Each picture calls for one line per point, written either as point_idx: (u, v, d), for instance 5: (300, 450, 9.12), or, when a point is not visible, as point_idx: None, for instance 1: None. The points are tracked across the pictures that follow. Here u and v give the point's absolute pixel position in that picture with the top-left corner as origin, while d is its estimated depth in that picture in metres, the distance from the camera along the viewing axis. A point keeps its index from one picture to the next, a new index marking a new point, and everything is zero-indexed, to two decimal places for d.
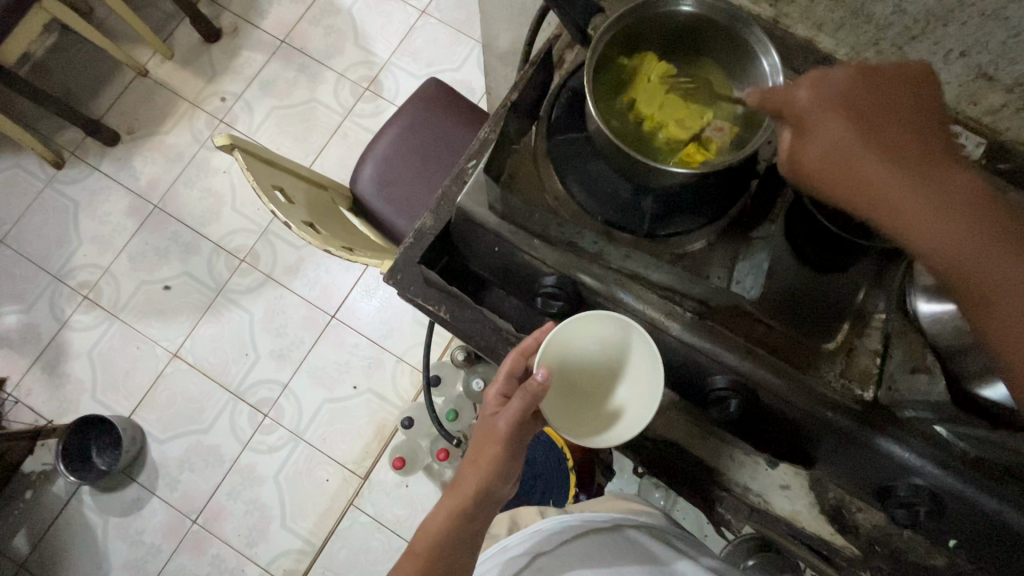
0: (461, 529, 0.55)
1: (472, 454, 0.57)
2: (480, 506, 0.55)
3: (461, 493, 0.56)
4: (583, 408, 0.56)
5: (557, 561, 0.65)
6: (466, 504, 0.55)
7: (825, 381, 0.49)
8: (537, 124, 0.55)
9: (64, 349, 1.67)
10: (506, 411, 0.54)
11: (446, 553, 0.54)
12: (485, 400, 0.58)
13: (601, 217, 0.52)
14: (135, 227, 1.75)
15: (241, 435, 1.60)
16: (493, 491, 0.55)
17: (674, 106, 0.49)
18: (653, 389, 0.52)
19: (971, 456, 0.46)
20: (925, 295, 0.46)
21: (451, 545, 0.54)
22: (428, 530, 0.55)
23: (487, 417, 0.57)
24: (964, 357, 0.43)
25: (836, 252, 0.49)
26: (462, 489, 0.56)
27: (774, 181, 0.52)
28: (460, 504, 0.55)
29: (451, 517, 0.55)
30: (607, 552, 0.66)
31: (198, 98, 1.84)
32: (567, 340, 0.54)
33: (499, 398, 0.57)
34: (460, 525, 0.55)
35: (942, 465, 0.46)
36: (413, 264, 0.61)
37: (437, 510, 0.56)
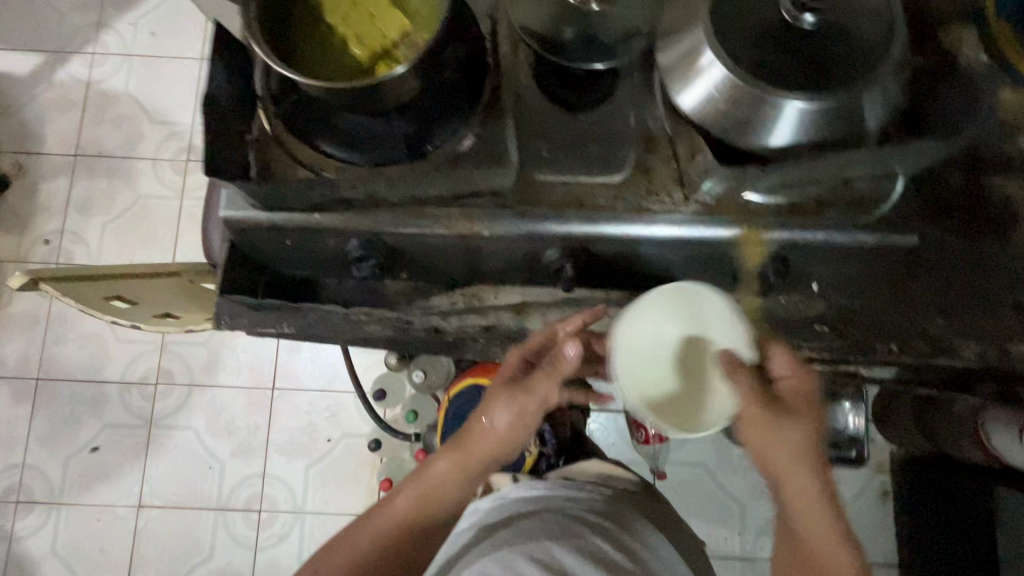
0: (431, 514, 0.57)
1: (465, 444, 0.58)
2: (457, 492, 0.58)
3: (439, 479, 0.57)
4: (688, 384, 0.55)
5: (514, 530, 0.62)
6: (445, 490, 0.57)
7: (639, 205, 0.51)
8: (259, 104, 0.50)
9: (25, 561, 1.55)
10: (532, 381, 0.55)
11: (416, 537, 0.56)
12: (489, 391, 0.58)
13: (367, 162, 0.48)
14: (29, 410, 1.61)
15: (247, 541, 1.54)
16: (498, 460, 0.58)
17: (363, 28, 0.47)
18: (726, 323, 0.53)
19: (810, 202, 0.51)
20: (679, 91, 0.48)
21: (420, 529, 0.57)
22: (396, 507, 0.57)
23: (487, 411, 0.56)
24: (740, 129, 0.47)
25: (585, 88, 0.52)
26: (440, 473, 0.57)
27: (503, 52, 0.53)
28: (439, 488, 0.57)
29: (424, 502, 0.57)
30: (544, 527, 0.62)
31: (21, 253, 1.67)
32: (635, 333, 0.54)
33: (504, 394, 0.56)
34: (432, 509, 0.57)
35: (795, 226, 0.51)
36: (222, 296, 0.54)
37: (410, 492, 0.57)
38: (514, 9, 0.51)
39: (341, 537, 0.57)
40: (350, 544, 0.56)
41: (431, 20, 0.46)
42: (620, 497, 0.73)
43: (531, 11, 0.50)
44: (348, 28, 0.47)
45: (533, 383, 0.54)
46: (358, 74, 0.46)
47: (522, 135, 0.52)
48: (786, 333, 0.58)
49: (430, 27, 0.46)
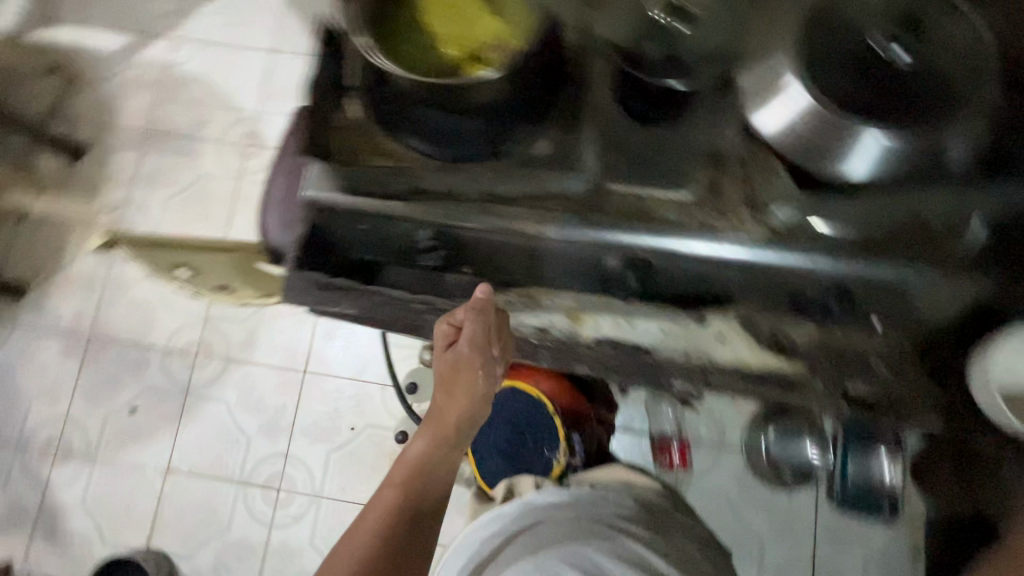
0: (415, 495, 0.58)
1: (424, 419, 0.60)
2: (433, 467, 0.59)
3: (412, 459, 0.59)
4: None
5: (545, 538, 0.65)
6: (420, 468, 0.58)
7: (702, 222, 0.52)
8: (343, 89, 0.51)
9: (56, 510, 1.62)
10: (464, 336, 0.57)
11: (407, 521, 0.57)
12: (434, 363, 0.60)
13: (443, 156, 0.52)
14: (77, 365, 1.70)
15: (263, 518, 1.58)
16: (468, 418, 0.59)
17: (455, 28, 0.49)
18: None
19: (885, 235, 0.51)
20: (756, 112, 0.49)
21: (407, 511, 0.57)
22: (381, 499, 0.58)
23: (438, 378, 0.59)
24: (815, 157, 0.48)
25: (663, 102, 0.52)
26: (411, 455, 0.59)
27: (580, 54, 0.52)
28: (414, 470, 0.58)
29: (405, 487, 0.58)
30: (570, 531, 0.65)
31: (88, 218, 1.77)
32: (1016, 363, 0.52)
33: (447, 358, 0.58)
34: (414, 490, 0.58)
35: (866, 259, 0.51)
36: (296, 272, 0.59)
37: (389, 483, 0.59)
38: (599, 20, 0.51)
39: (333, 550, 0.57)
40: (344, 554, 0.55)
41: (521, 27, 0.49)
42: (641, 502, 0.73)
43: (619, 24, 0.50)
44: (441, 27, 0.49)
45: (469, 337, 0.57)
46: (448, 73, 0.49)
47: (595, 142, 0.52)
48: (840, 371, 0.57)
49: (520, 33, 0.49)
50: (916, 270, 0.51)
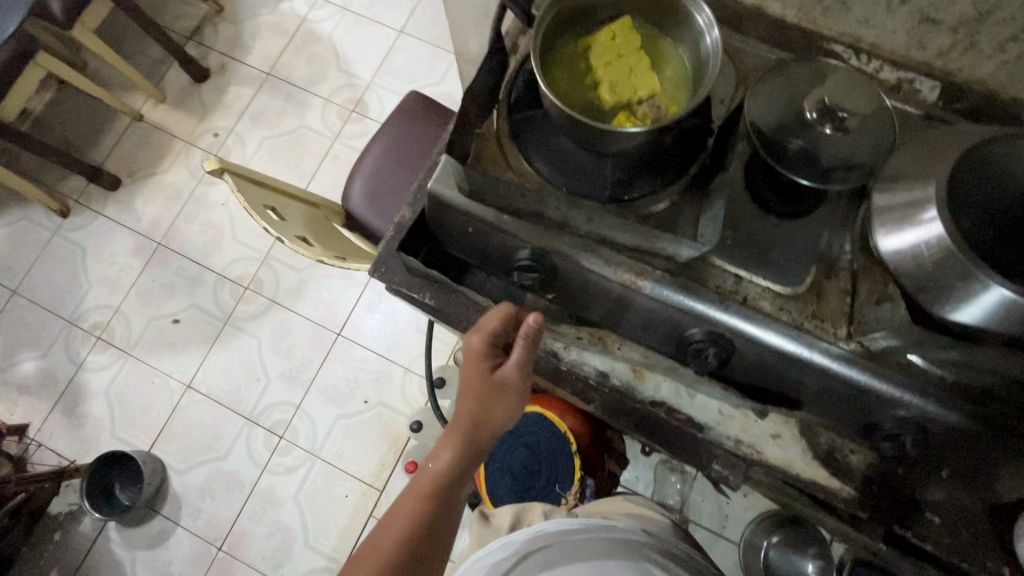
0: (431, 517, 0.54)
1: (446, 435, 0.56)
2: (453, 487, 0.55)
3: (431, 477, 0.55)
4: None
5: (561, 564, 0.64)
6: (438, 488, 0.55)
7: (799, 324, 0.51)
8: (498, 106, 0.56)
9: (81, 390, 1.72)
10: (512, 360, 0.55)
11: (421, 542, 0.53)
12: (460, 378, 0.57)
13: (564, 187, 0.54)
14: (141, 265, 1.80)
15: (259, 459, 1.62)
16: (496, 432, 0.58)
17: (617, 77, 0.51)
18: None
19: (987, 391, 0.48)
20: (883, 231, 0.48)
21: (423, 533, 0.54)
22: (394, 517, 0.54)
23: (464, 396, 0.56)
24: (928, 291, 0.46)
25: (796, 198, 0.53)
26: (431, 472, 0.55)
27: (726, 135, 0.55)
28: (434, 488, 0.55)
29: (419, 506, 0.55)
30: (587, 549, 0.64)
31: (192, 136, 1.90)
32: None
33: (482, 379, 0.56)
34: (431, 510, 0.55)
35: (971, 415, 0.47)
36: (394, 253, 0.64)
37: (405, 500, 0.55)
38: (750, 100, 0.53)
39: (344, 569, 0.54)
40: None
41: (678, 95, 0.51)
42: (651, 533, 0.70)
43: (768, 110, 0.53)
44: (604, 72, 0.51)
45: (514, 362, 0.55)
46: (600, 115, 0.51)
47: (715, 216, 0.54)
48: (890, 508, 0.55)
49: (677, 100, 0.51)
50: (1022, 439, 0.46)
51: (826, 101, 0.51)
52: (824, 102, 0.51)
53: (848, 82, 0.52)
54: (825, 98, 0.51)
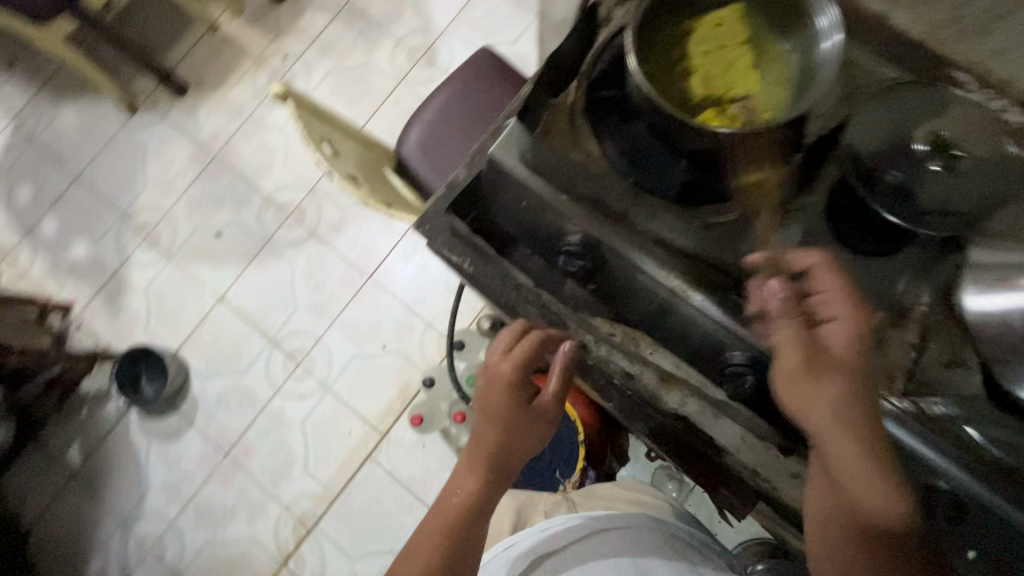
0: (460, 544, 0.55)
1: (472, 461, 0.57)
2: (483, 512, 0.56)
3: (461, 504, 0.56)
4: None
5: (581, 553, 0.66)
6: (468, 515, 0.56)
7: (854, 375, 0.48)
8: (578, 80, 0.53)
9: (124, 283, 1.80)
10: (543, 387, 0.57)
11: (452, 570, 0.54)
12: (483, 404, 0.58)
13: (631, 177, 0.51)
14: (194, 174, 1.85)
15: (274, 381, 1.68)
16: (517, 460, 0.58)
17: (713, 71, 0.48)
18: None
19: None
20: (975, 288, 0.43)
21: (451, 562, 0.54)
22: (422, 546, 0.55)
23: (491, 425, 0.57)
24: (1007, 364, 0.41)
25: (883, 237, 0.49)
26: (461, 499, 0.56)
27: (822, 152, 0.50)
28: (464, 516, 0.56)
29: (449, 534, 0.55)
30: (615, 548, 0.66)
31: (262, 56, 1.90)
32: None
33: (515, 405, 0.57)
34: (461, 539, 0.55)
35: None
36: (441, 214, 0.62)
37: (432, 528, 0.56)
38: (851, 125, 0.50)
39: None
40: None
41: (778, 100, 0.46)
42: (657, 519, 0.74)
43: (869, 137, 0.49)
44: (701, 62, 0.47)
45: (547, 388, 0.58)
46: (685, 107, 0.47)
47: (785, 239, 0.51)
48: None
49: (773, 104, 0.47)
50: None
51: (937, 137, 0.47)
52: (941, 135, 0.47)
53: (974, 119, 0.47)
54: (937, 134, 0.47)
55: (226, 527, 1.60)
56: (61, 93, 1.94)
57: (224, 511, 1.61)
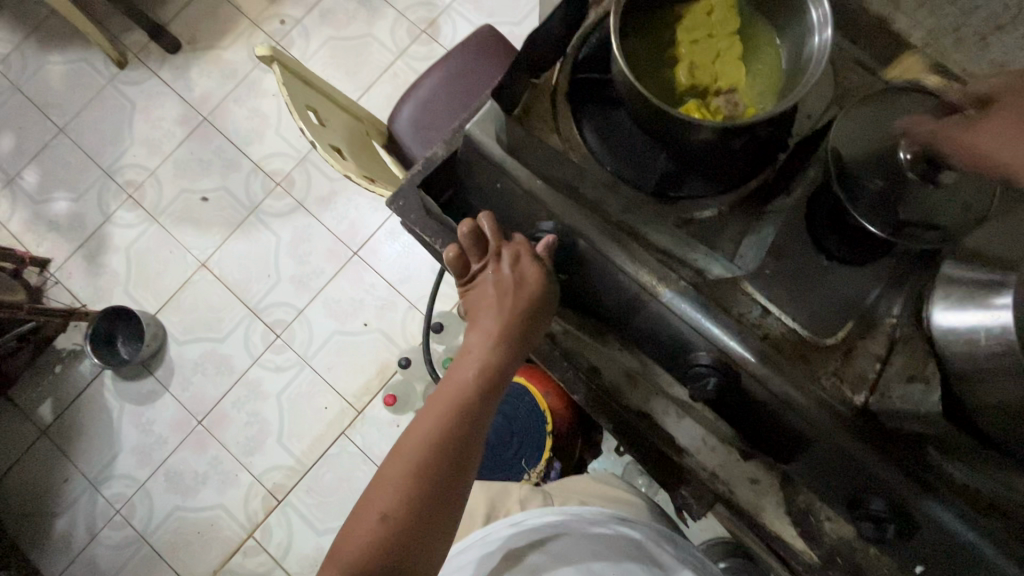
0: (462, 434, 0.48)
1: (469, 348, 0.50)
2: (484, 403, 0.49)
3: (458, 393, 0.48)
4: None
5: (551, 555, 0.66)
6: (467, 403, 0.48)
7: (818, 382, 0.47)
8: (562, 61, 0.51)
9: (105, 241, 1.76)
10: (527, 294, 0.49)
11: (452, 460, 0.47)
12: (476, 290, 0.51)
13: (609, 165, 0.49)
14: (183, 135, 1.81)
15: (253, 350, 1.67)
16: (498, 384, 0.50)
17: (701, 61, 0.45)
18: None
19: (984, 500, 0.45)
20: (944, 303, 0.43)
21: (450, 452, 0.47)
22: (413, 436, 0.48)
23: (487, 308, 0.50)
24: (975, 383, 0.41)
25: (860, 244, 0.47)
26: (459, 386, 0.49)
27: (800, 158, 0.50)
28: (462, 406, 0.48)
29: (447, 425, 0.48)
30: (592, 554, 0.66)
31: (259, 18, 1.85)
32: None
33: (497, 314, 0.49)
34: (461, 429, 0.48)
35: (954, 509, 0.44)
36: (415, 188, 0.60)
37: (425, 419, 0.49)
38: (836, 126, 0.49)
39: (362, 501, 0.48)
40: (378, 516, 0.46)
41: (765, 95, 0.45)
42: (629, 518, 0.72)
43: (853, 141, 0.48)
44: (688, 51, 0.45)
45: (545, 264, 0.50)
46: (668, 96, 0.45)
47: (761, 241, 0.50)
48: None
49: (760, 101, 0.45)
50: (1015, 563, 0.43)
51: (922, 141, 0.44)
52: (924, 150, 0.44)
53: None
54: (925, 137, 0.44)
55: (196, 494, 1.60)
56: (49, 40, 1.88)
57: (195, 477, 1.61)
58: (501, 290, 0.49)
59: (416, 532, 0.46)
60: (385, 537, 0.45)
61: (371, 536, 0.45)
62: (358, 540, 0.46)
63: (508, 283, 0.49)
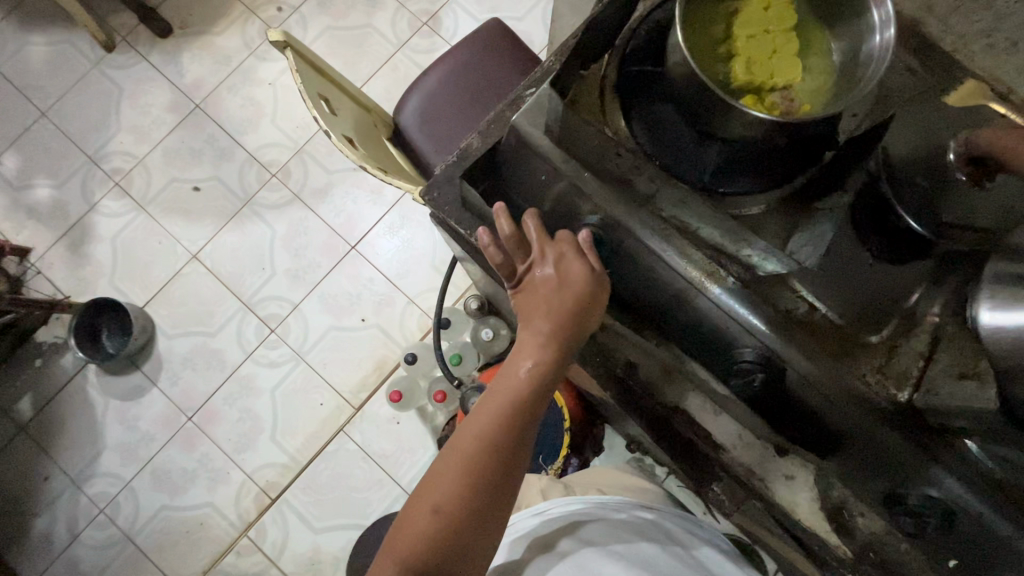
0: (517, 428, 0.47)
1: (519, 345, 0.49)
2: (537, 400, 0.48)
3: (512, 387, 0.47)
4: None
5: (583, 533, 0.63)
6: (521, 399, 0.47)
7: (859, 376, 0.47)
8: (610, 53, 0.51)
9: (89, 231, 1.70)
10: (579, 291, 0.48)
11: (508, 455, 0.46)
12: (523, 282, 0.50)
13: (658, 160, 0.49)
14: (174, 123, 1.75)
15: (246, 345, 1.63)
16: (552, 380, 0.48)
17: (757, 56, 0.45)
18: None
19: (997, 479, 0.46)
20: (989, 303, 0.41)
21: (505, 448, 0.46)
22: (466, 435, 0.47)
23: (536, 302, 0.49)
24: (1014, 381, 0.39)
25: (901, 242, 0.48)
26: (513, 382, 0.47)
27: (852, 155, 0.48)
28: (517, 402, 0.47)
29: (503, 418, 0.47)
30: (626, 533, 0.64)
31: (254, 4, 1.80)
32: None
33: (551, 310, 0.48)
34: (516, 423, 0.47)
35: (952, 474, 0.46)
36: (453, 182, 0.59)
37: (478, 413, 0.48)
38: (892, 125, 0.50)
39: (418, 493, 0.47)
40: (436, 507, 0.45)
41: (819, 92, 0.45)
42: (654, 509, 0.74)
43: (905, 141, 0.49)
44: (745, 45, 0.45)
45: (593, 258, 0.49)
46: (724, 90, 0.45)
47: (810, 241, 0.49)
48: None
49: (814, 98, 0.45)
50: None
51: (982, 150, 0.47)
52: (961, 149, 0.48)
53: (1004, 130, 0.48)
54: (983, 146, 0.47)
55: (185, 492, 1.55)
56: (30, 20, 1.80)
57: (184, 476, 1.56)
58: (550, 283, 0.48)
59: (475, 525, 0.45)
60: (441, 532, 0.44)
61: (427, 529, 0.45)
62: (415, 534, 0.45)
63: (559, 280, 0.48)
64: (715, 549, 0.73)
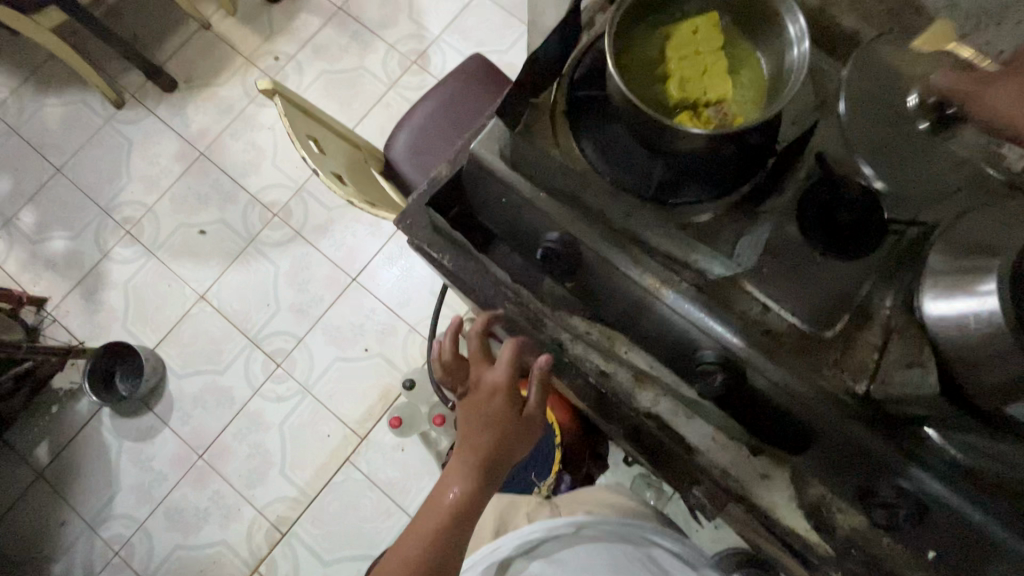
0: (451, 536, 0.58)
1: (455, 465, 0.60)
2: (462, 521, 0.58)
3: (446, 504, 0.58)
4: None
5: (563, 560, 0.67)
6: (456, 512, 0.58)
7: (818, 372, 0.48)
8: (558, 80, 0.54)
9: (103, 278, 1.77)
10: (507, 422, 0.61)
11: (441, 560, 0.56)
12: (459, 412, 0.64)
13: (609, 175, 0.51)
14: (180, 171, 1.83)
15: (254, 381, 1.66)
16: (482, 495, 0.60)
17: (691, 75, 0.49)
18: None
19: (963, 465, 0.46)
20: (932, 295, 0.44)
21: (437, 557, 0.56)
22: (409, 540, 0.58)
23: (468, 431, 0.61)
24: (977, 371, 0.41)
25: (848, 239, 0.49)
26: (442, 505, 0.58)
27: (792, 160, 0.51)
28: (449, 517, 0.58)
29: (440, 528, 0.58)
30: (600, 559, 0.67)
31: (254, 55, 1.90)
32: None
33: (486, 437, 0.60)
34: (452, 531, 0.58)
35: (933, 473, 0.46)
36: (422, 209, 0.64)
37: (420, 521, 0.59)
38: (819, 130, 0.52)
39: None
40: None
41: (750, 104, 0.48)
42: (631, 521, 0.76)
43: (827, 136, 0.52)
44: (678, 67, 0.48)
45: (524, 393, 0.63)
46: (663, 110, 0.48)
47: (760, 245, 0.51)
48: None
49: (746, 112, 0.48)
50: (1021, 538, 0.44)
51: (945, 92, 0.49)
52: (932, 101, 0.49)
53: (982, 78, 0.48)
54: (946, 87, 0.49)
55: (198, 531, 1.57)
56: (46, 84, 1.92)
57: (197, 514, 1.58)
58: (486, 412, 0.61)
59: None
60: None
61: None
62: None
63: (494, 411, 0.61)
64: (678, 557, 0.76)
